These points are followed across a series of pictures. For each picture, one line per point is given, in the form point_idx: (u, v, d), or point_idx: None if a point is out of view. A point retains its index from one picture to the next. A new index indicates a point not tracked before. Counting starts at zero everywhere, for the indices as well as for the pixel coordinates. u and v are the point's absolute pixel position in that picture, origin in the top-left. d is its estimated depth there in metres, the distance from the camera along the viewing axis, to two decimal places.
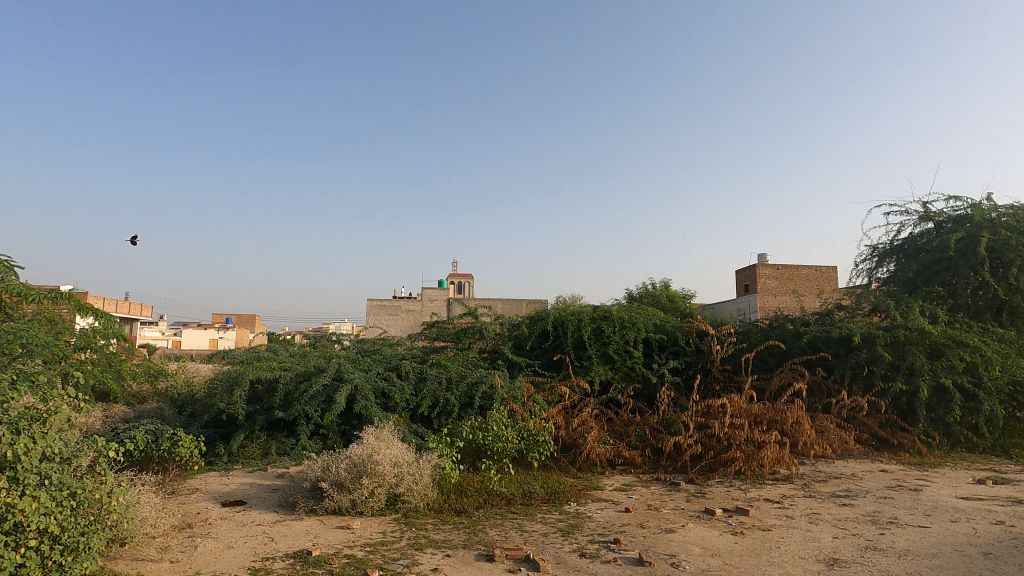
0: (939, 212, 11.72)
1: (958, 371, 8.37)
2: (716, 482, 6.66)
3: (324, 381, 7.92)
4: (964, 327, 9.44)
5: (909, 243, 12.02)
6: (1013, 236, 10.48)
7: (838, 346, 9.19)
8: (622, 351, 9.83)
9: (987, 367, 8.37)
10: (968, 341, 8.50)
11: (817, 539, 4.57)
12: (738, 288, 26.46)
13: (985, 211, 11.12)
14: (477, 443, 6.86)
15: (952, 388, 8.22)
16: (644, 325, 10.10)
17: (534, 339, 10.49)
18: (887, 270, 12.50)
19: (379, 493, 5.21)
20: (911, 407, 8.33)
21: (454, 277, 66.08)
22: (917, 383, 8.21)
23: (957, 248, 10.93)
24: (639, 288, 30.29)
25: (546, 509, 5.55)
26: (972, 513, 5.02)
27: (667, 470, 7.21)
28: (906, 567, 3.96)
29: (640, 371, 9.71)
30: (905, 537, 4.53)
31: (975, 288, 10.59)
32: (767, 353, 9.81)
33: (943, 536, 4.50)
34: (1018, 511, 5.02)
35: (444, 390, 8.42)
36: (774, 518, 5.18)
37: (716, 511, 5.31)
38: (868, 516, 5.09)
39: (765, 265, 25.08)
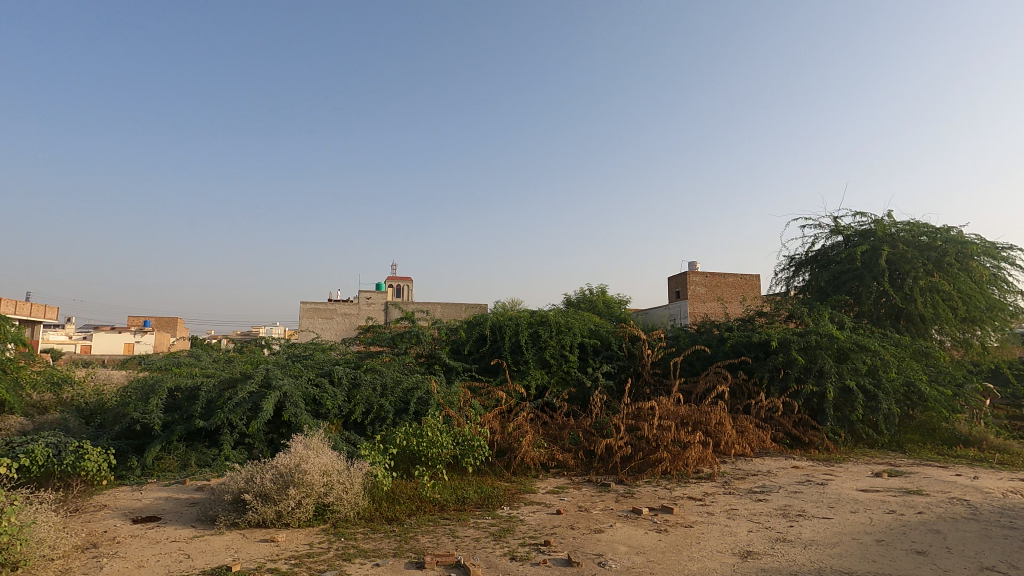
0: (847, 227, 12.74)
1: (861, 373, 9.10)
2: (644, 482, 6.91)
3: (251, 388, 7.56)
4: (867, 333, 10.29)
5: (822, 255, 13.00)
6: (909, 251, 11.55)
7: (758, 350, 9.79)
8: (558, 356, 10.02)
9: (885, 369, 9.16)
10: (870, 345, 9.26)
11: (734, 534, 4.84)
12: (670, 295, 27.61)
13: (887, 226, 12.16)
14: (412, 450, 6.79)
15: (856, 389, 8.93)
16: (579, 330, 10.37)
17: (471, 344, 10.51)
18: (802, 279, 13.45)
19: (307, 503, 5.05)
20: (820, 407, 8.97)
21: (393, 280, 65.13)
22: (826, 384, 8.86)
23: (862, 260, 11.93)
24: (578, 293, 31.02)
25: (478, 514, 5.56)
26: (868, 504, 5.47)
27: (598, 471, 7.42)
28: (811, 556, 4.27)
29: (576, 375, 9.92)
30: (811, 528, 4.88)
31: (876, 296, 11.58)
32: (694, 357, 10.29)
33: (844, 526, 4.89)
34: (908, 500, 5.53)
35: (378, 396, 8.27)
36: (696, 515, 5.45)
37: (642, 510, 5.51)
38: (780, 510, 5.45)
39: (695, 272, 26.33)
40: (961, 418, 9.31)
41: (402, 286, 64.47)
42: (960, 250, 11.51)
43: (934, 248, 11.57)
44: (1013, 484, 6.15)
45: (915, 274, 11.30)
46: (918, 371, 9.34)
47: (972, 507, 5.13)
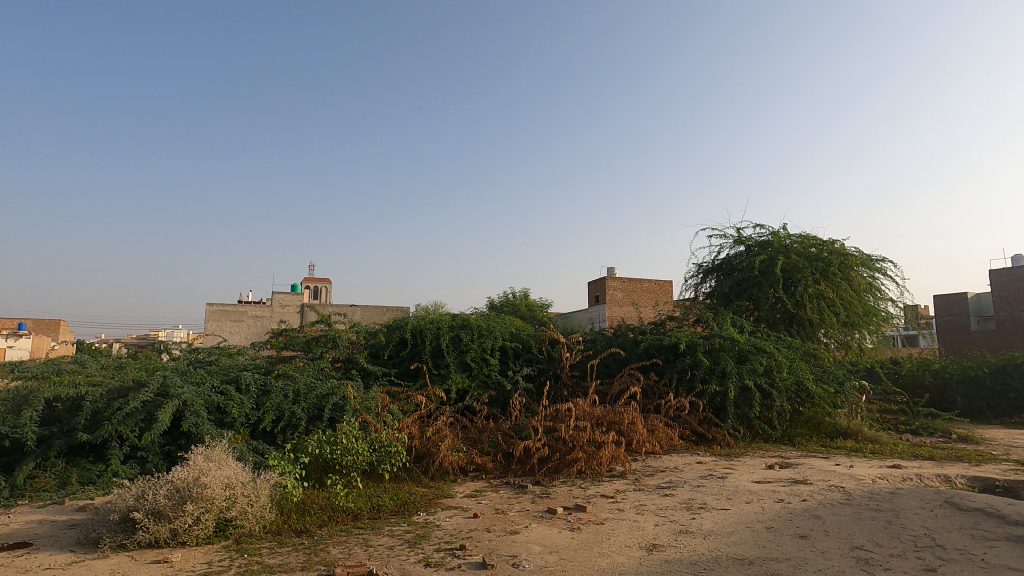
0: (748, 237, 13.76)
1: (759, 373, 9.85)
2: (560, 482, 7.08)
3: (145, 397, 6.97)
4: (764, 336, 11.15)
5: (726, 263, 13.95)
6: (800, 261, 12.65)
7: (668, 352, 10.34)
8: (479, 359, 10.04)
9: (779, 369, 9.97)
10: (766, 348, 10.04)
11: (641, 528, 5.07)
12: (589, 299, 28.50)
13: (782, 238, 13.24)
14: (325, 458, 6.56)
15: (753, 388, 9.64)
16: (500, 334, 10.44)
17: (391, 348, 10.30)
18: (709, 286, 14.36)
19: (207, 519, 4.73)
20: (723, 405, 9.61)
21: (310, 281, 62.56)
22: (727, 384, 9.50)
23: (761, 269, 12.93)
24: (501, 297, 31.30)
25: (394, 522, 5.46)
26: (761, 494, 5.93)
27: (516, 473, 7.52)
28: (709, 545, 4.57)
29: (496, 378, 9.98)
30: (710, 519, 5.22)
31: (772, 302, 12.59)
32: (610, 359, 10.69)
33: (739, 516, 5.27)
34: (795, 489, 6.05)
35: (290, 403, 7.90)
36: (607, 512, 5.66)
37: (557, 510, 5.64)
38: (684, 504, 5.78)
39: (613, 277, 27.38)
40: (842, 412, 10.32)
41: (320, 287, 62.03)
42: (843, 261, 12.76)
43: (822, 258, 12.74)
44: (881, 471, 6.91)
45: (805, 282, 12.39)
46: (807, 371, 10.24)
47: (847, 493, 5.71)
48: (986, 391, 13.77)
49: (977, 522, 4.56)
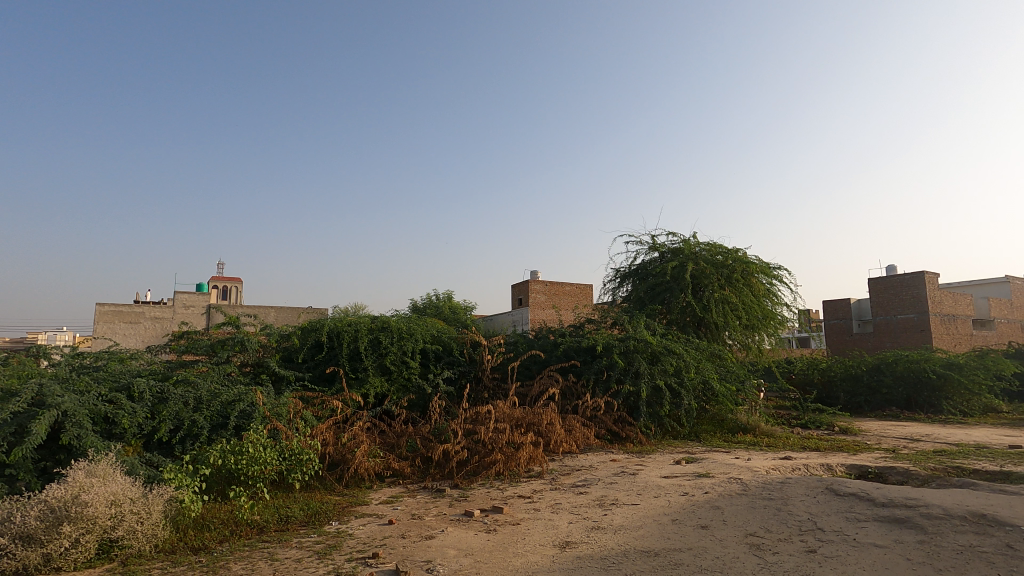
0: (662, 244, 14.47)
1: (669, 373, 10.38)
2: (478, 484, 7.10)
3: (15, 408, 6.22)
4: (674, 338, 11.77)
5: (641, 268, 14.60)
6: (707, 267, 13.48)
7: (586, 354, 10.66)
8: (399, 362, 9.84)
9: (687, 370, 10.56)
10: (676, 349, 10.61)
11: (556, 527, 5.19)
12: (512, 302, 28.79)
13: (692, 246, 14.06)
14: (228, 469, 6.17)
15: (664, 388, 10.15)
16: (422, 336, 10.29)
17: (306, 351, 9.87)
18: (625, 290, 14.96)
19: (88, 541, 4.31)
20: (636, 404, 10.03)
21: (218, 280, 58.64)
22: (640, 384, 9.94)
23: (672, 274, 13.64)
24: (424, 299, 30.91)
25: (303, 533, 5.24)
26: (668, 489, 6.26)
27: (434, 476, 7.44)
28: (618, 540, 4.75)
29: (416, 381, 9.83)
30: (621, 515, 5.44)
31: (682, 306, 13.32)
32: (531, 361, 10.86)
33: (647, 510, 5.52)
34: (698, 482, 6.44)
35: (190, 411, 7.36)
36: (523, 512, 5.74)
37: (474, 512, 5.65)
38: (597, 501, 5.98)
39: (535, 280, 27.84)
40: (742, 409, 11.09)
41: (230, 287, 58.35)
42: (745, 268, 13.73)
43: (727, 265, 13.65)
44: (774, 462, 7.49)
45: (711, 288, 13.22)
46: (712, 371, 10.92)
47: (744, 484, 6.14)
48: (864, 387, 15.30)
49: (852, 506, 5.07)
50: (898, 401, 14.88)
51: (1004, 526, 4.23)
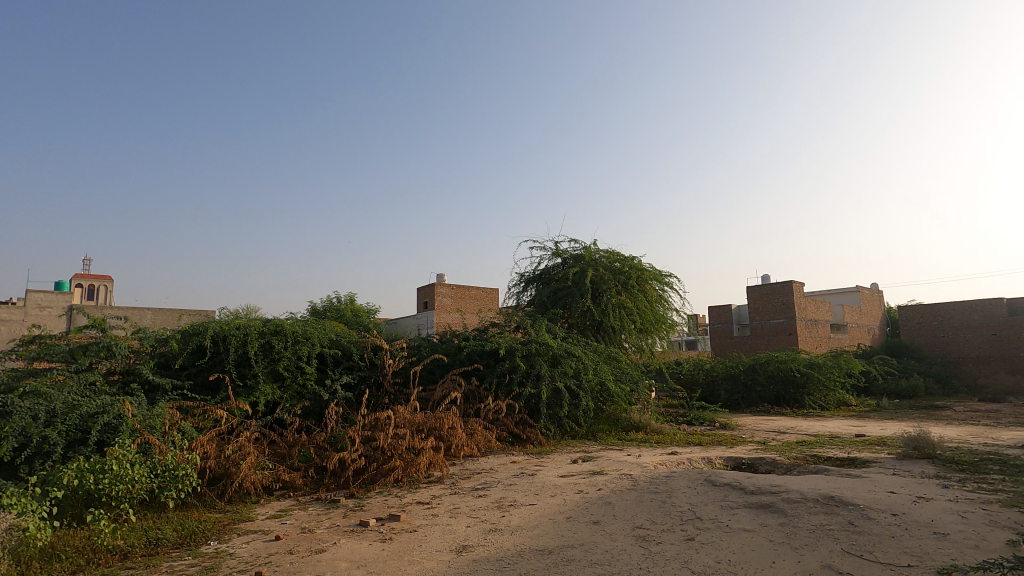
0: (564, 251, 14.95)
1: (569, 375, 10.72)
2: (376, 493, 6.89)
3: None
4: (574, 341, 12.19)
5: (545, 274, 15.00)
6: (606, 273, 14.13)
7: (489, 358, 10.72)
8: (293, 368, 9.31)
9: (585, 372, 10.97)
10: (575, 352, 10.99)
11: (453, 531, 5.17)
12: (418, 305, 28.39)
13: (592, 253, 14.66)
14: (86, 490, 5.49)
15: (563, 390, 10.47)
16: (319, 340, 9.80)
17: (186, 357, 9.03)
18: (529, 294, 15.29)
19: None
20: (537, 406, 10.26)
21: (85, 279, 52.42)
22: (541, 386, 10.17)
23: (574, 280, 14.14)
24: (324, 302, 29.59)
25: (176, 556, 4.79)
26: (564, 487, 6.46)
27: (329, 487, 7.12)
28: (514, 540, 4.82)
29: (312, 388, 9.35)
30: (518, 515, 5.52)
31: (582, 311, 13.84)
32: (434, 365, 10.76)
33: (543, 509, 5.66)
34: (593, 480, 6.71)
35: (40, 427, 6.46)
36: (421, 518, 5.65)
37: (370, 522, 5.48)
38: (495, 503, 6.03)
39: (442, 283, 27.67)
40: (635, 408, 11.72)
41: (98, 286, 52.31)
42: (639, 275, 14.54)
43: (624, 272, 14.38)
44: (661, 458, 7.98)
45: (610, 293, 13.85)
46: (609, 373, 11.43)
47: (633, 480, 6.49)
48: (742, 386, 16.77)
49: (727, 495, 5.53)
50: (770, 398, 16.46)
51: (848, 506, 4.82)
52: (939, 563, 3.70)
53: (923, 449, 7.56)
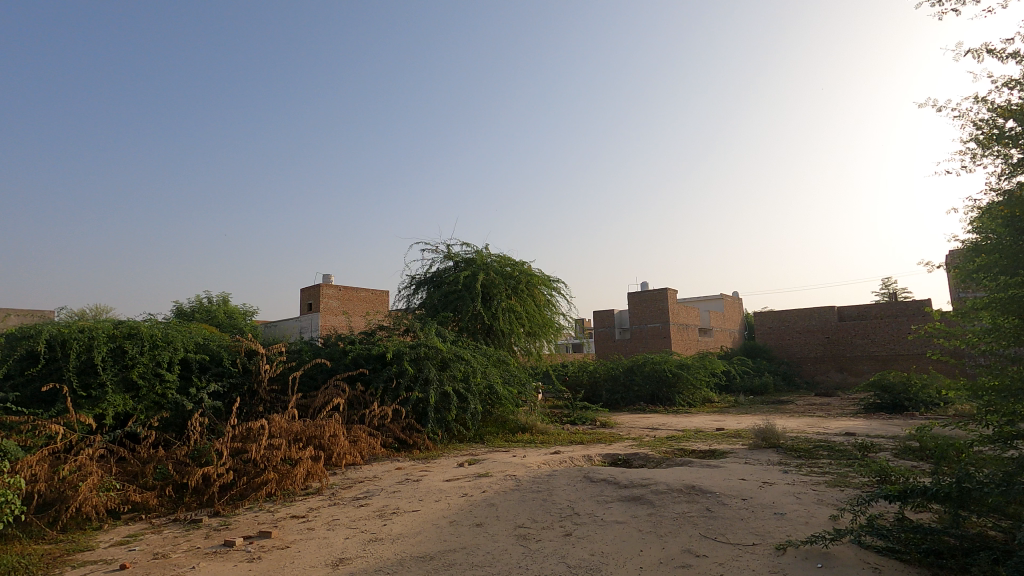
0: (456, 254, 14.94)
1: (457, 379, 10.70)
2: (245, 509, 6.38)
3: None
4: (464, 344, 12.20)
5: (436, 277, 14.89)
6: (497, 277, 14.33)
7: (376, 362, 10.40)
8: (150, 376, 8.33)
9: (474, 375, 11.02)
10: (464, 355, 10.99)
11: (330, 544, 4.93)
12: (301, 307, 26.90)
13: (484, 256, 14.80)
14: None
15: (452, 393, 10.43)
16: (183, 344, 8.87)
17: (12, 364, 7.73)
18: (419, 297, 15.09)
19: None
20: (425, 411, 10.13)
21: None
22: (429, 391, 10.05)
23: (464, 283, 14.18)
24: (192, 303, 27.00)
25: None
26: (449, 492, 6.43)
27: (190, 506, 6.47)
28: (394, 549, 4.71)
29: (173, 397, 8.45)
30: (400, 523, 5.40)
31: (473, 314, 13.90)
32: (315, 371, 10.22)
33: (427, 515, 5.59)
34: (477, 483, 6.75)
35: None
36: (295, 533, 5.32)
37: (236, 541, 5.06)
38: (377, 512, 5.85)
39: (328, 284, 26.41)
40: (522, 410, 12.00)
41: None
42: (529, 279, 14.92)
43: (514, 277, 14.68)
44: (545, 457, 8.24)
45: (500, 297, 14.06)
46: (497, 376, 11.58)
47: (517, 480, 6.63)
48: (621, 386, 17.84)
49: (603, 489, 5.83)
50: (645, 397, 17.67)
51: (707, 493, 5.30)
52: (777, 540, 4.19)
53: (770, 440, 8.52)
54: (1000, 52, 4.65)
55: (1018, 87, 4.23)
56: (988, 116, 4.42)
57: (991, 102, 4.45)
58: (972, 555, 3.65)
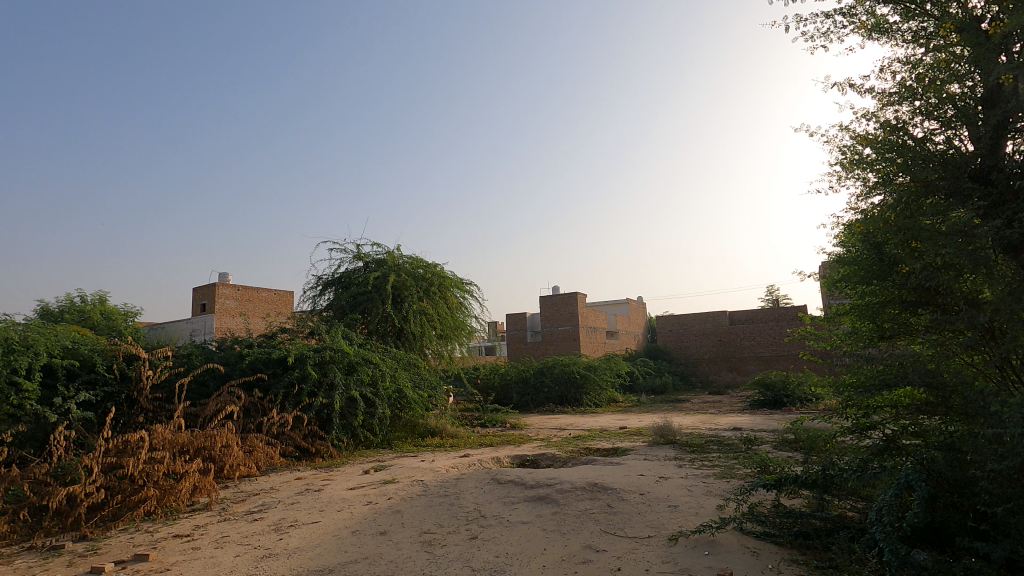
0: (366, 254, 14.48)
1: (364, 383, 10.36)
2: (119, 531, 5.76)
3: None
4: (372, 347, 11.84)
5: (345, 278, 14.36)
6: (408, 279, 14.07)
7: (276, 367, 9.82)
8: (3, 385, 7.29)
9: (383, 379, 10.72)
10: (373, 359, 10.66)
11: (218, 563, 4.57)
12: (194, 308, 24.88)
13: (395, 257, 14.47)
14: None
15: (358, 398, 10.08)
16: (46, 349, 7.85)
17: None
18: (326, 298, 14.47)
19: None
20: (329, 417, 9.71)
21: None
22: (333, 396, 9.64)
23: (374, 284, 13.77)
24: (61, 303, 24.10)
25: None
26: (352, 500, 6.19)
27: (50, 531, 5.72)
28: (290, 564, 4.46)
29: (33, 409, 7.45)
30: (298, 536, 5.13)
31: (383, 317, 13.54)
32: (207, 377, 9.47)
33: (327, 526, 5.35)
34: (383, 490, 6.56)
35: None
36: (178, 554, 4.89)
37: (106, 567, 4.55)
38: (272, 526, 5.51)
39: (224, 283, 24.63)
40: (432, 414, 11.85)
41: None
42: (441, 282, 14.79)
43: (426, 279, 14.48)
44: (454, 461, 8.19)
45: (411, 299, 13.83)
46: (407, 379, 11.35)
47: (424, 485, 6.53)
48: (531, 388, 18.15)
49: (510, 491, 5.89)
50: (554, 398, 18.11)
51: (608, 490, 5.51)
52: (670, 531, 4.44)
53: (667, 437, 9.03)
54: (859, 86, 5.25)
55: (874, 119, 4.80)
56: (849, 143, 4.98)
57: (852, 130, 5.01)
58: (833, 534, 4.08)
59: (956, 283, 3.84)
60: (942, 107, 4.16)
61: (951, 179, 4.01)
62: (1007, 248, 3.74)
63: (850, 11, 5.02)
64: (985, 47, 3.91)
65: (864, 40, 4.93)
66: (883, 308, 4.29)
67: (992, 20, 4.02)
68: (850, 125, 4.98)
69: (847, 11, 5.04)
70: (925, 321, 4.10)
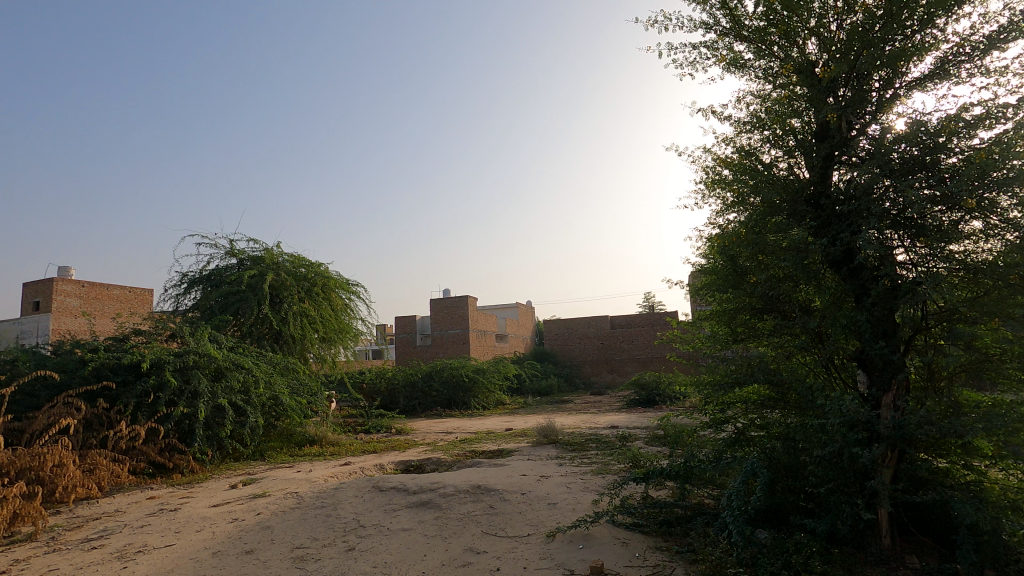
0: (241, 251, 13.41)
1: (234, 390, 9.54)
2: None
3: None
4: (244, 351, 10.94)
5: (214, 275, 13.17)
6: (288, 279, 13.22)
7: (127, 373, 8.72)
8: None
9: (256, 386, 9.95)
10: (244, 364, 9.85)
11: None
12: (23, 306, 21.39)
13: (274, 255, 13.54)
14: None
15: (227, 406, 9.26)
16: None
17: None
18: (192, 297, 13.16)
19: None
20: (191, 428, 8.81)
21: None
22: (196, 405, 8.75)
23: (249, 283, 12.76)
24: None
25: None
26: (215, 518, 5.66)
27: None
28: None
29: None
30: (147, 563, 4.58)
31: (257, 318, 12.57)
32: (37, 386, 8.18)
33: (184, 549, 4.83)
34: (251, 505, 6.08)
35: None
36: None
37: None
38: (115, 553, 4.87)
39: (64, 278, 21.47)
40: (311, 421, 11.21)
41: None
42: (325, 283, 14.08)
43: (308, 278, 13.70)
44: (333, 470, 7.82)
45: (290, 300, 13.01)
46: (283, 386, 10.64)
47: (298, 498, 6.14)
48: (419, 391, 17.87)
49: (391, 498, 5.73)
50: (442, 401, 17.98)
51: (491, 492, 5.56)
52: (548, 528, 4.58)
53: (550, 437, 9.33)
54: (719, 113, 5.77)
55: (731, 144, 5.31)
56: (711, 164, 5.46)
57: (713, 153, 5.50)
58: (692, 521, 4.45)
59: (792, 293, 4.43)
60: (786, 137, 4.73)
61: (790, 202, 4.58)
62: (832, 264, 4.34)
63: (713, 45, 5.52)
64: (819, 89, 4.52)
65: (723, 71, 5.45)
66: (736, 314, 4.77)
67: (823, 65, 4.66)
68: (712, 148, 5.46)
69: (710, 45, 5.54)
70: (769, 325, 4.64)
